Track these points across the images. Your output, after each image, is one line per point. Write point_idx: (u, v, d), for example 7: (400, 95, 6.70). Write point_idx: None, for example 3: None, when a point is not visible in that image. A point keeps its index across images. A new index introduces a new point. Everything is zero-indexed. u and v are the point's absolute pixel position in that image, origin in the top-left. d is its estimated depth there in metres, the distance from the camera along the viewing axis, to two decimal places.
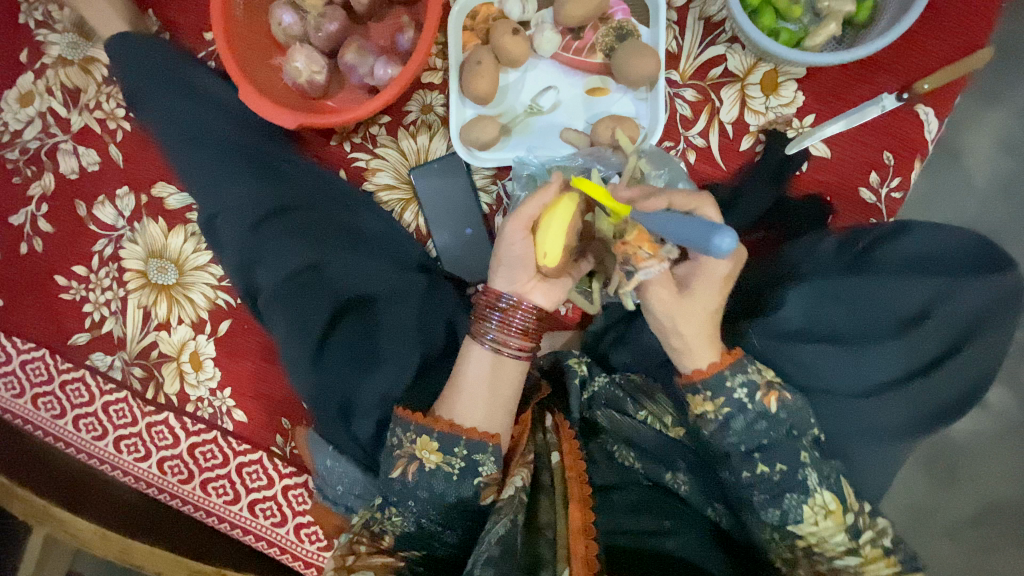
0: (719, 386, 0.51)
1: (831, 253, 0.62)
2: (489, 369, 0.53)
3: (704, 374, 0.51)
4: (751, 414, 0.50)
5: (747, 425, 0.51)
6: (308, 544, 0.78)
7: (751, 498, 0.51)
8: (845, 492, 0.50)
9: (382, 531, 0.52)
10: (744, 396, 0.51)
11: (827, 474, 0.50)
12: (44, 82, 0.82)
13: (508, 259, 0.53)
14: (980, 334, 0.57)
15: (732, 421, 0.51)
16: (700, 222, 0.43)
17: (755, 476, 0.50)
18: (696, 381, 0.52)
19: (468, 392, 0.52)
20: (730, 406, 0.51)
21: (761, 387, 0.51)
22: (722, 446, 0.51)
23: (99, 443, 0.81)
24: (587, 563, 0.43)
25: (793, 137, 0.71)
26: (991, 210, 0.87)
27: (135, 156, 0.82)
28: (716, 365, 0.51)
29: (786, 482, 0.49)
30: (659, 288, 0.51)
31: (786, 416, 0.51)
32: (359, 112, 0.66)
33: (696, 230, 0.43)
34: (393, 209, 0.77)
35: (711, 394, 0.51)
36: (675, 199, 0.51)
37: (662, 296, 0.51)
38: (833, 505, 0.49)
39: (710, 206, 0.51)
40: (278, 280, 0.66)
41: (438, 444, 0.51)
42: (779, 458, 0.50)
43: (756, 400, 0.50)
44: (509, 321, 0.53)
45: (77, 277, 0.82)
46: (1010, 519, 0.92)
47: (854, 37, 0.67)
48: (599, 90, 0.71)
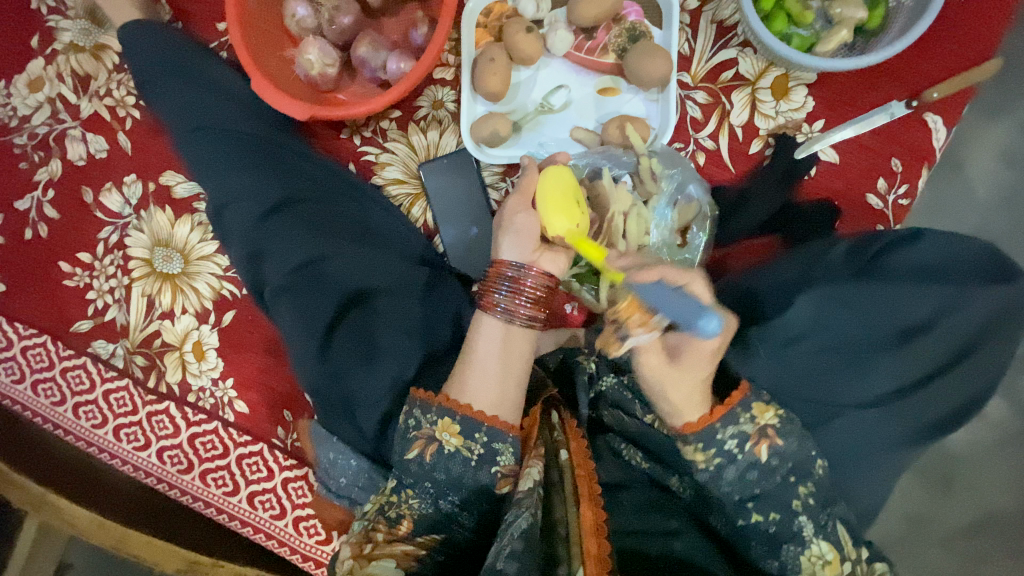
0: (712, 439, 0.50)
1: (841, 261, 0.61)
2: (500, 343, 0.53)
3: (699, 429, 0.50)
4: (742, 465, 0.50)
5: (739, 475, 0.50)
6: (307, 538, 0.77)
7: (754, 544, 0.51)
8: (842, 540, 0.50)
9: (400, 517, 0.51)
10: (734, 446, 0.50)
11: (824, 525, 0.49)
12: (54, 68, 0.82)
13: (515, 228, 0.55)
14: (985, 345, 0.58)
15: (724, 472, 0.50)
16: (685, 298, 0.49)
17: (760, 506, 0.50)
18: (688, 436, 0.50)
19: (480, 366, 0.53)
20: (722, 457, 0.50)
21: (752, 436, 0.50)
22: (743, 450, 0.50)
23: (99, 431, 0.80)
24: (600, 562, 0.43)
25: (802, 142, 0.71)
26: (996, 221, 0.87)
27: (143, 144, 0.82)
28: (706, 418, 0.50)
29: (783, 534, 0.49)
30: (648, 354, 0.50)
31: (778, 463, 0.50)
32: (371, 105, 0.67)
33: (684, 307, 0.49)
34: (401, 204, 0.77)
35: (703, 445, 0.50)
36: (669, 272, 0.50)
37: (651, 364, 0.50)
38: (831, 556, 0.49)
39: (699, 281, 0.50)
40: (286, 271, 0.66)
41: (460, 427, 0.51)
42: (802, 476, 0.51)
43: (745, 451, 0.50)
44: (521, 288, 0.53)
45: (82, 264, 0.82)
46: (1008, 531, 0.92)
47: (865, 44, 0.68)
48: (610, 90, 0.72)
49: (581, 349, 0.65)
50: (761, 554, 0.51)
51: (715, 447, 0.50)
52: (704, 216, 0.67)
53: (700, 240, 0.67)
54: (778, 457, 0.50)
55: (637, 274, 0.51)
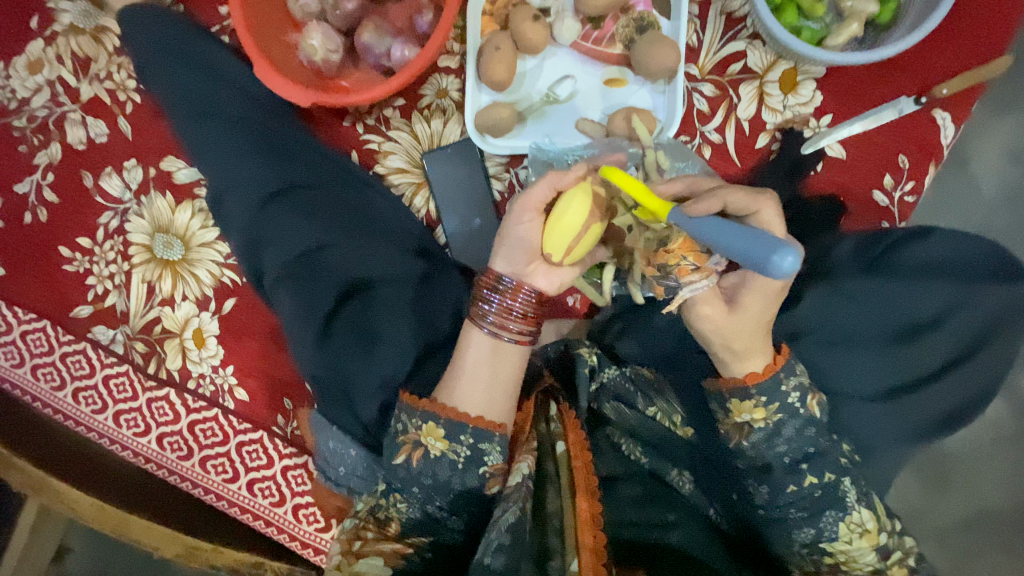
0: (750, 396, 0.50)
1: (849, 256, 0.61)
2: (489, 353, 0.53)
3: (765, 379, 0.50)
4: (802, 420, 0.50)
5: (797, 431, 0.50)
6: (306, 526, 0.78)
7: (785, 516, 0.50)
8: (879, 510, 0.50)
9: (389, 518, 0.51)
10: (797, 400, 0.50)
11: (865, 491, 0.50)
12: (54, 50, 0.81)
13: (515, 240, 0.53)
14: (994, 342, 0.58)
15: (783, 429, 0.50)
16: (762, 235, 0.40)
17: (789, 475, 0.50)
18: (750, 387, 0.50)
19: (468, 377, 0.53)
20: (783, 413, 0.50)
21: (806, 393, 0.50)
22: (803, 405, 0.50)
23: (99, 417, 0.80)
24: (595, 554, 0.43)
25: (808, 137, 0.71)
26: (998, 219, 0.87)
27: (144, 128, 0.81)
28: (767, 370, 0.50)
29: (826, 499, 0.49)
30: (709, 304, 0.50)
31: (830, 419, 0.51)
32: (374, 93, 0.66)
33: (759, 244, 0.40)
34: (403, 193, 0.76)
35: (766, 399, 0.50)
36: (732, 198, 0.48)
37: (708, 314, 0.50)
38: (870, 525, 0.49)
39: (771, 209, 0.48)
40: (286, 260, 0.66)
41: (444, 431, 0.51)
42: (825, 468, 0.49)
43: (805, 406, 0.50)
44: (510, 304, 0.53)
45: (82, 249, 0.81)
46: (1000, 528, 0.93)
47: (876, 39, 0.67)
48: (617, 81, 0.71)
49: (583, 341, 0.64)
50: (797, 525, 0.50)
51: (757, 407, 0.50)
52: None
53: None
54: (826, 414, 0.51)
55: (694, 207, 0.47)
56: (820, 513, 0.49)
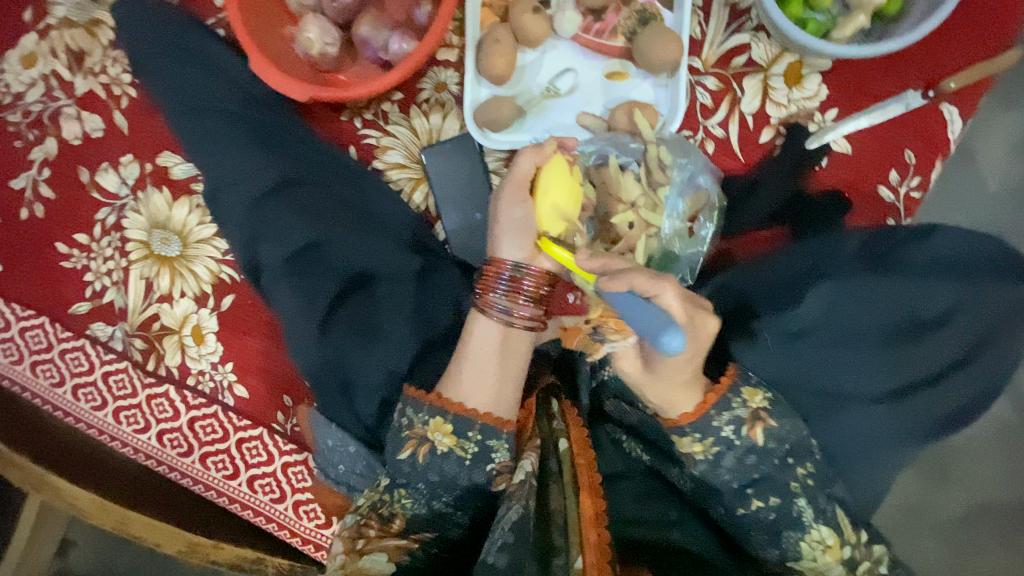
0: (706, 427, 0.48)
1: (854, 254, 0.60)
2: (498, 343, 0.52)
3: (695, 419, 0.48)
4: (738, 450, 0.48)
5: (737, 460, 0.48)
6: (307, 522, 0.78)
7: (750, 537, 0.50)
8: (842, 524, 0.49)
9: (393, 515, 0.51)
10: (731, 433, 0.48)
11: (824, 509, 0.49)
12: (48, 43, 0.80)
13: (514, 223, 0.53)
14: (998, 341, 0.57)
15: (722, 460, 0.48)
16: (654, 311, 0.44)
17: (761, 491, 0.48)
18: (684, 424, 0.48)
19: (475, 369, 0.52)
20: (719, 445, 0.48)
21: (747, 420, 0.48)
22: (739, 435, 0.48)
23: (99, 414, 0.80)
24: (600, 553, 0.42)
25: (814, 131, 0.70)
26: (1004, 215, 0.86)
27: (139, 123, 0.80)
28: (699, 408, 0.48)
29: (782, 521, 0.48)
30: (626, 361, 0.48)
31: (777, 443, 0.49)
32: (371, 87, 0.65)
33: (650, 321, 0.45)
34: (402, 189, 0.75)
35: (701, 435, 0.48)
36: (637, 281, 0.43)
37: (628, 372, 0.48)
38: (831, 540, 0.48)
39: (671, 293, 0.43)
40: (283, 257, 0.66)
41: (452, 427, 0.50)
42: (771, 492, 0.48)
43: (743, 436, 0.48)
44: (519, 288, 0.52)
45: (79, 245, 0.81)
46: (1001, 524, 0.92)
47: (883, 31, 0.66)
48: (618, 74, 0.70)
49: None
50: (762, 541, 0.50)
51: (711, 435, 0.48)
52: (712, 205, 0.65)
53: (708, 232, 0.64)
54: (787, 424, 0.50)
55: (607, 284, 0.45)
56: (779, 534, 0.49)
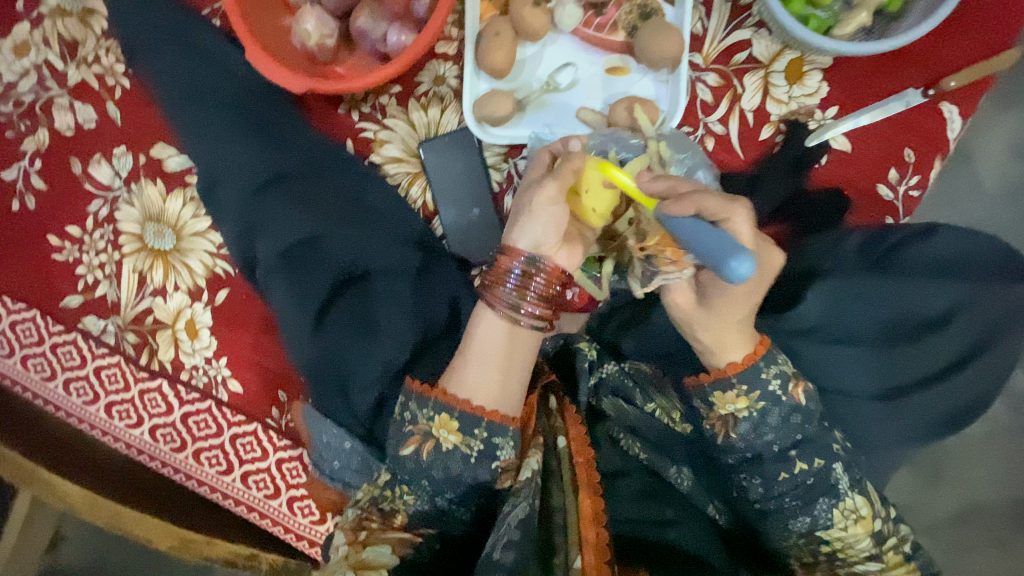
0: (755, 379, 0.50)
1: (853, 254, 0.60)
2: (504, 341, 0.52)
3: (743, 369, 0.50)
4: (785, 408, 0.50)
5: (782, 419, 0.50)
6: (301, 518, 0.77)
7: (783, 508, 0.50)
8: (872, 495, 0.50)
9: (394, 510, 0.50)
10: (778, 388, 0.50)
11: (858, 478, 0.50)
12: (40, 32, 0.79)
13: (543, 218, 0.52)
14: (1002, 341, 0.57)
15: (767, 417, 0.50)
16: (721, 237, 0.42)
17: (806, 452, 0.50)
18: (731, 376, 0.50)
19: (482, 365, 0.51)
20: (766, 401, 0.50)
21: (792, 379, 0.50)
22: (786, 393, 0.50)
23: (91, 408, 0.79)
24: (598, 552, 0.43)
25: (813, 129, 0.69)
26: (1000, 215, 0.86)
27: (133, 114, 0.79)
28: (751, 357, 0.50)
29: (821, 484, 0.49)
30: (679, 293, 0.52)
31: (814, 408, 0.51)
32: (370, 79, 0.64)
33: (717, 246, 0.42)
34: (399, 183, 0.75)
35: (747, 389, 0.50)
36: (707, 204, 0.46)
37: (681, 305, 0.51)
38: (864, 511, 0.49)
39: (744, 217, 0.46)
40: (279, 250, 0.65)
41: (458, 423, 0.50)
42: (815, 452, 0.50)
43: (789, 393, 0.50)
44: (529, 285, 0.52)
45: (71, 237, 0.79)
46: (993, 523, 0.93)
47: (884, 28, 0.65)
48: (619, 69, 0.69)
49: (583, 336, 0.64)
50: (796, 513, 0.50)
51: (760, 387, 0.50)
52: None
53: None
54: (811, 402, 0.51)
55: (671, 206, 0.46)
56: (815, 500, 0.49)
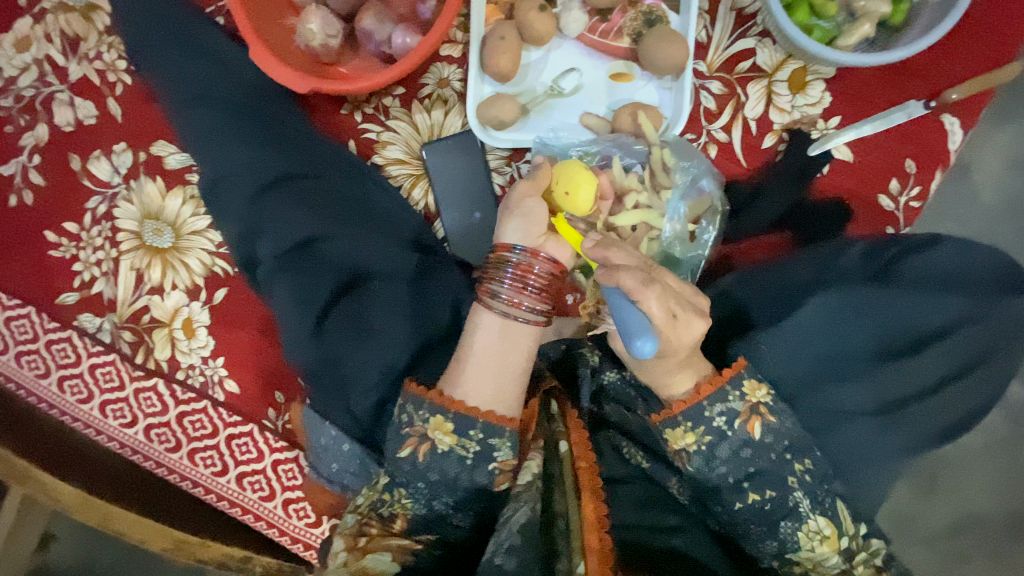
0: (699, 417, 0.48)
1: (856, 264, 0.60)
2: (500, 335, 0.52)
3: (687, 407, 0.49)
4: (734, 442, 0.48)
5: (733, 452, 0.49)
6: (297, 521, 0.76)
7: (749, 529, 0.50)
8: (842, 516, 0.50)
9: (393, 515, 0.50)
10: (723, 424, 0.48)
11: (821, 501, 0.49)
12: (42, 27, 0.78)
13: (527, 211, 0.53)
14: (999, 353, 0.57)
15: (716, 450, 0.49)
16: (636, 316, 0.44)
17: (757, 484, 0.49)
18: (677, 412, 0.49)
19: (477, 364, 0.51)
20: (713, 435, 0.48)
21: (744, 413, 0.49)
22: (732, 427, 0.48)
23: (85, 407, 0.78)
24: (602, 558, 0.42)
25: (816, 138, 0.69)
26: (998, 228, 0.87)
27: (134, 111, 0.78)
28: (693, 395, 0.49)
29: (779, 511, 0.49)
30: (620, 338, 0.51)
31: (772, 440, 0.49)
32: (375, 80, 0.64)
33: (629, 325, 0.45)
34: (402, 185, 0.75)
35: (693, 424, 0.49)
36: (625, 278, 0.44)
37: (623, 347, 0.51)
38: (828, 531, 0.49)
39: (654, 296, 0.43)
40: (279, 251, 0.65)
41: (453, 425, 0.49)
42: (768, 484, 0.49)
43: (737, 428, 0.48)
44: (525, 278, 0.52)
45: (68, 234, 0.79)
46: (988, 534, 0.93)
47: (887, 40, 0.66)
48: (623, 76, 0.69)
49: (584, 339, 0.65)
50: (763, 534, 0.50)
51: (703, 424, 0.48)
52: (715, 210, 0.65)
53: (708, 236, 0.64)
54: (771, 434, 0.49)
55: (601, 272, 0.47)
56: (777, 525, 0.49)
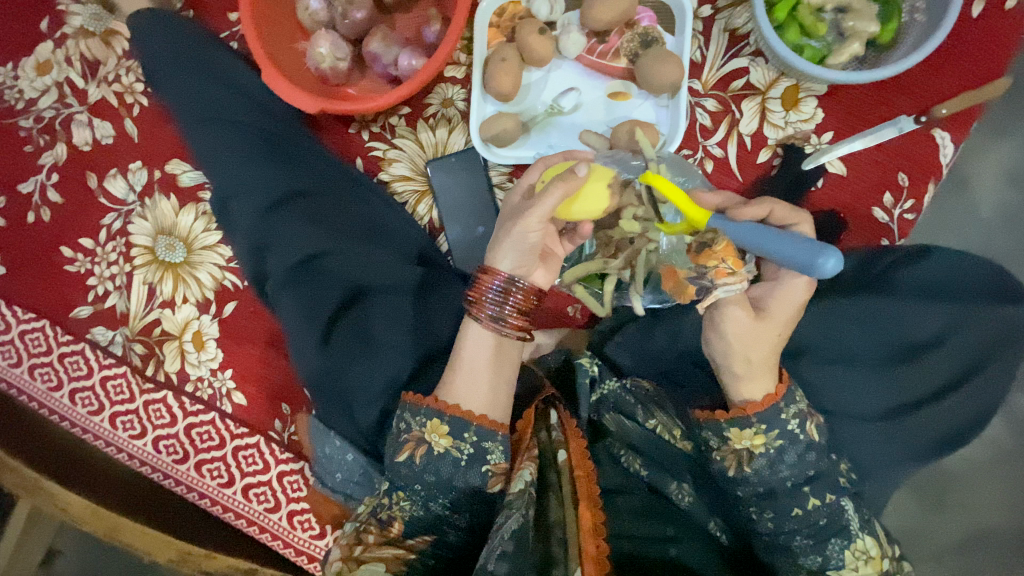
0: (774, 419, 0.51)
1: (848, 275, 0.62)
2: (489, 349, 0.53)
3: (767, 407, 0.51)
4: (801, 447, 0.51)
5: (797, 457, 0.51)
6: (301, 532, 0.77)
7: (791, 543, 0.51)
8: (881, 534, 0.52)
9: (391, 519, 0.51)
10: (795, 427, 0.51)
11: (866, 519, 0.52)
12: (63, 52, 0.82)
13: (516, 238, 0.51)
14: (995, 360, 0.58)
15: (784, 455, 0.51)
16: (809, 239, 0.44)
17: (816, 489, 0.51)
18: (752, 415, 0.51)
19: (469, 372, 0.53)
20: (783, 439, 0.51)
21: (807, 418, 0.52)
22: (802, 432, 0.51)
23: (95, 419, 0.80)
24: (598, 564, 0.43)
25: (810, 153, 0.71)
26: (998, 239, 0.88)
27: (150, 131, 0.81)
28: (768, 399, 0.51)
29: (832, 526, 0.50)
30: (737, 306, 0.51)
31: (824, 444, 0.52)
32: (381, 101, 0.66)
33: (799, 250, 0.43)
34: (407, 201, 0.77)
35: (765, 427, 0.51)
36: (774, 211, 0.51)
37: (738, 317, 0.51)
38: (874, 551, 0.50)
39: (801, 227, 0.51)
40: (288, 265, 0.67)
41: (448, 428, 0.51)
42: (826, 490, 0.51)
43: (804, 432, 0.51)
44: (509, 299, 0.53)
45: (83, 249, 0.81)
46: (999, 549, 0.92)
47: (877, 57, 0.68)
48: (620, 94, 0.72)
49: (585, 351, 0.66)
50: (802, 546, 0.51)
51: (777, 428, 0.51)
52: None
53: None
54: (820, 437, 0.52)
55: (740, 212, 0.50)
56: (827, 539, 0.50)
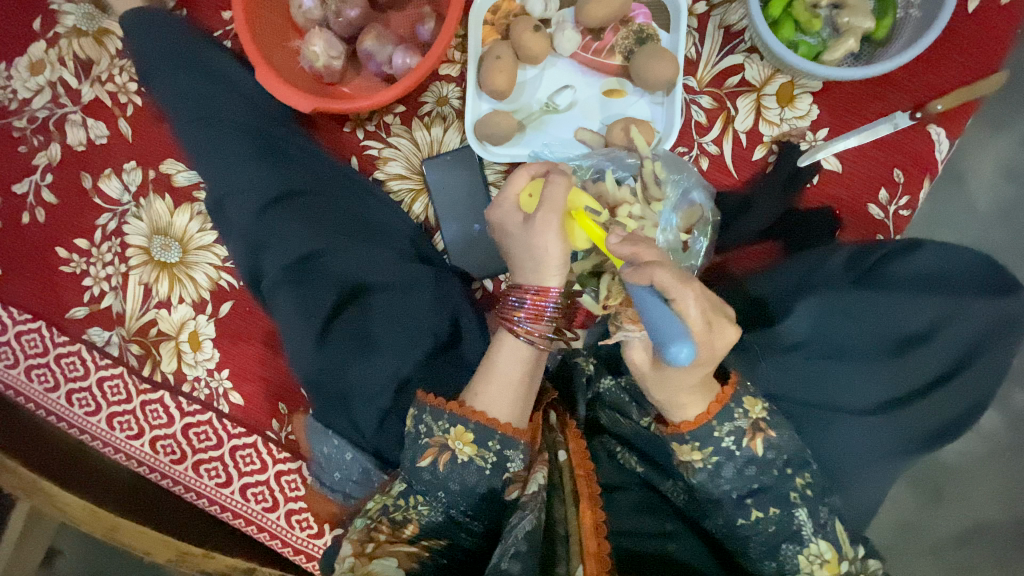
0: (707, 437, 0.47)
1: (839, 269, 0.62)
2: (524, 359, 0.54)
3: (697, 427, 0.47)
4: (740, 461, 0.48)
5: (737, 471, 0.48)
6: (299, 531, 0.77)
7: (748, 547, 0.50)
8: (841, 540, 0.49)
9: (405, 520, 0.51)
10: (732, 443, 0.48)
11: (824, 524, 0.48)
12: (56, 51, 0.82)
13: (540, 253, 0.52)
14: (986, 352, 0.58)
15: (722, 470, 0.48)
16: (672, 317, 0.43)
17: (761, 501, 0.48)
18: (684, 432, 0.48)
19: (500, 381, 0.52)
20: (719, 455, 0.48)
21: (748, 431, 0.48)
22: (740, 446, 0.48)
23: (92, 420, 0.80)
24: (599, 561, 0.42)
25: (805, 150, 0.72)
26: (994, 234, 0.88)
27: (145, 131, 0.81)
28: (704, 416, 0.47)
29: (782, 533, 0.48)
30: (637, 352, 0.49)
31: (774, 456, 0.49)
32: (376, 99, 0.66)
33: (665, 327, 0.44)
34: (402, 199, 0.77)
35: (700, 444, 0.48)
36: (660, 276, 0.43)
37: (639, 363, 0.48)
38: (829, 555, 0.48)
39: (694, 298, 0.42)
40: (283, 264, 0.66)
41: (473, 436, 0.50)
42: (771, 502, 0.48)
43: (743, 446, 0.48)
44: (541, 311, 0.53)
45: (79, 250, 0.81)
46: (997, 543, 0.92)
47: (871, 54, 0.68)
48: (615, 92, 0.72)
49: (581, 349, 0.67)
50: (762, 551, 0.49)
51: (712, 445, 0.48)
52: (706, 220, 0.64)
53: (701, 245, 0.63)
54: (771, 449, 0.49)
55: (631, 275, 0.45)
56: (779, 544, 0.48)
